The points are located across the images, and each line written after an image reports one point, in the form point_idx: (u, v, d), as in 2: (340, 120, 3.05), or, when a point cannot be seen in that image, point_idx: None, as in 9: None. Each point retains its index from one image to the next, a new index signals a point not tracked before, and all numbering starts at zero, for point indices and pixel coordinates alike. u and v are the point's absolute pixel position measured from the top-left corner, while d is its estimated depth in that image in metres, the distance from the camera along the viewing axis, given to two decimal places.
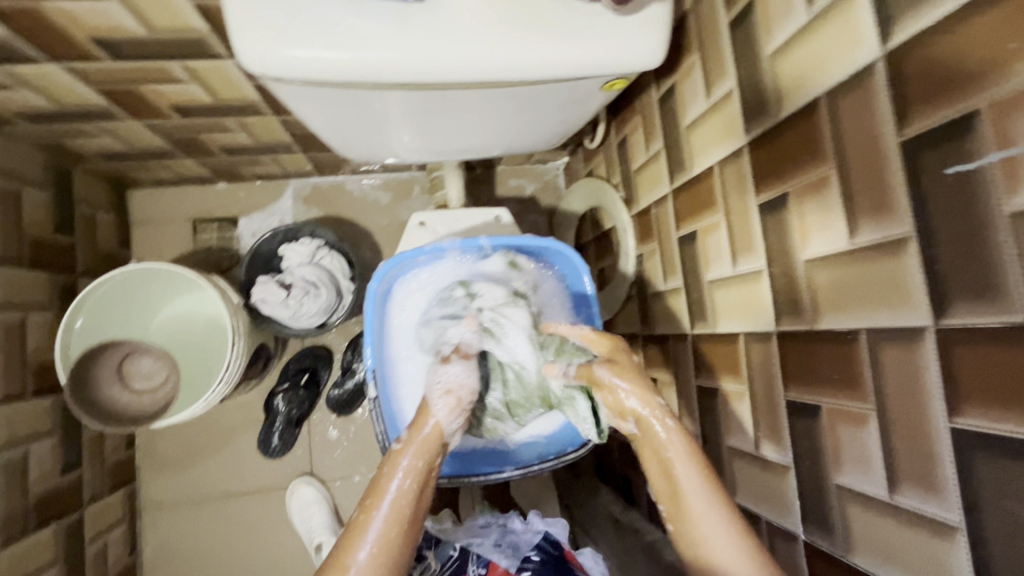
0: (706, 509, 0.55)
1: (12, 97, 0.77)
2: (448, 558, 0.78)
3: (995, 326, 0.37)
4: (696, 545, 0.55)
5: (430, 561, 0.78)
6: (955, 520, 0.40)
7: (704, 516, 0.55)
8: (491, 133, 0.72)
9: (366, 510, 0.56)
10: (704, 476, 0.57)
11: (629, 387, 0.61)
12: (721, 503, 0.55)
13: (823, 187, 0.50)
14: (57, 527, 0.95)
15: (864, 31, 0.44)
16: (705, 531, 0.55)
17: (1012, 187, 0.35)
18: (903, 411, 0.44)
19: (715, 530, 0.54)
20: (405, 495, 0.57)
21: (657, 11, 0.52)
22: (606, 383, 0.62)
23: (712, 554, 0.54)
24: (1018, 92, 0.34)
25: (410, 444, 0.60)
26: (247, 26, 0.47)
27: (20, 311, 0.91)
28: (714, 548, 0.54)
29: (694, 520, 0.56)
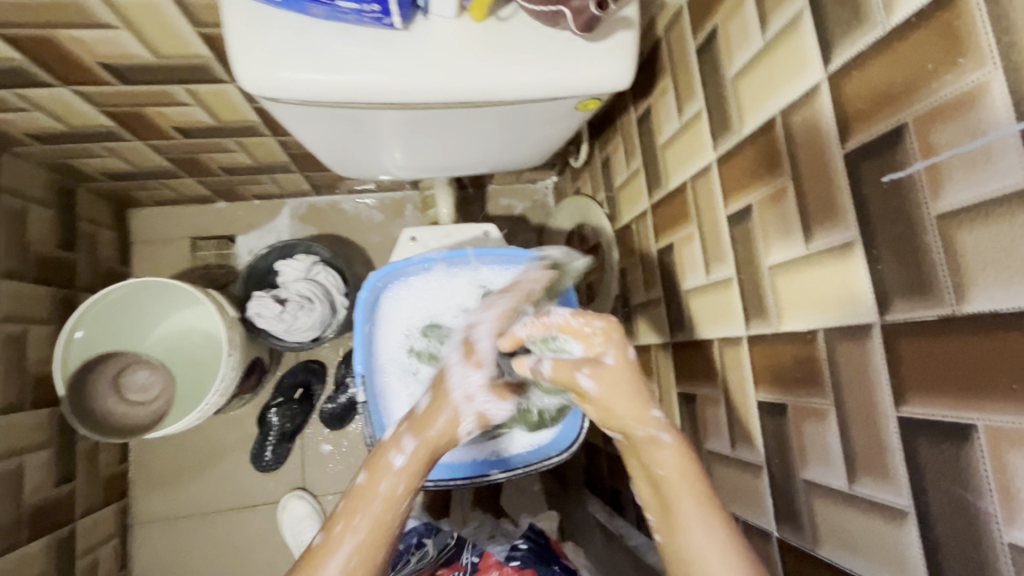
0: (707, 527, 0.50)
1: (23, 119, 0.82)
2: (445, 545, 0.79)
3: (929, 319, 0.40)
4: (681, 561, 0.51)
5: (428, 548, 0.79)
6: (904, 504, 0.43)
7: (695, 527, 0.50)
8: (476, 151, 0.76)
9: (349, 521, 0.53)
10: (700, 497, 0.51)
11: (619, 390, 0.55)
12: (712, 517, 0.50)
13: (781, 197, 0.54)
14: (48, 539, 0.95)
15: (810, 54, 0.49)
16: (696, 547, 0.50)
17: (936, 192, 0.38)
18: (857, 404, 0.47)
19: (708, 548, 0.49)
20: (391, 503, 0.54)
21: (625, 38, 0.57)
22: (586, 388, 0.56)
23: (702, 573, 0.50)
24: (937, 106, 0.38)
25: (405, 442, 0.58)
26: (248, 52, 0.51)
27: (22, 324, 0.93)
28: (705, 564, 0.49)
29: (686, 534, 0.51)
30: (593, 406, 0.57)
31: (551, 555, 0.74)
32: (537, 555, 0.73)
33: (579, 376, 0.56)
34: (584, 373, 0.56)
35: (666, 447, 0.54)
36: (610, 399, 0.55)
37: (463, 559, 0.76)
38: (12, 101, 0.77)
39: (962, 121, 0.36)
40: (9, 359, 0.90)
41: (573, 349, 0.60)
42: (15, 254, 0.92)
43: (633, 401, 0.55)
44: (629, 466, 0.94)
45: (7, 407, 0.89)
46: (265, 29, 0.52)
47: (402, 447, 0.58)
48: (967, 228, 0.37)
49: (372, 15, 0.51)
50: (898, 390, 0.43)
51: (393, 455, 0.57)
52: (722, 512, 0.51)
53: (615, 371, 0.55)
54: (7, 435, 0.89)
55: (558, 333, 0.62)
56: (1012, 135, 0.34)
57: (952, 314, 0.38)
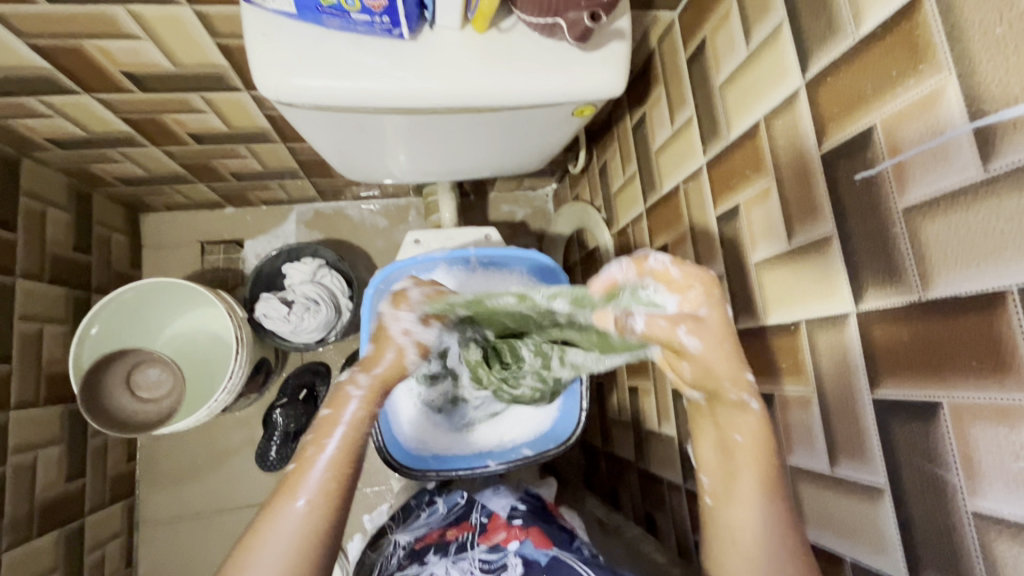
0: (763, 501, 0.52)
1: (47, 125, 0.86)
2: (455, 504, 0.81)
3: (898, 305, 0.43)
4: (731, 529, 0.54)
5: (438, 505, 0.83)
6: (881, 482, 0.45)
7: (754, 507, 0.52)
8: (478, 156, 0.79)
9: (319, 442, 0.53)
10: (763, 473, 0.53)
11: (712, 351, 0.52)
12: (775, 500, 0.52)
13: (765, 197, 0.57)
14: (58, 533, 0.97)
15: (790, 63, 0.52)
16: (750, 524, 0.52)
17: (902, 188, 0.42)
18: (837, 389, 0.49)
19: (755, 525, 0.52)
20: (359, 422, 0.55)
21: (618, 48, 0.61)
22: (685, 348, 0.51)
23: (744, 543, 0.52)
24: (901, 110, 0.41)
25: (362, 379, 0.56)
26: (266, 61, 0.55)
27: (38, 322, 0.96)
28: (754, 537, 0.52)
29: (739, 508, 0.53)
30: (689, 363, 0.53)
31: (549, 514, 0.77)
32: (535, 514, 0.74)
33: (677, 332, 0.51)
34: (682, 329, 0.51)
35: (752, 415, 0.53)
36: (710, 357, 0.52)
37: (472, 518, 0.75)
38: (37, 107, 0.81)
39: (923, 123, 0.40)
40: (25, 355, 0.93)
41: (667, 303, 0.53)
42: (33, 255, 0.95)
43: (731, 361, 0.52)
44: (627, 463, 0.96)
45: (22, 402, 0.92)
46: (283, 40, 0.55)
47: (358, 382, 0.56)
48: (929, 220, 0.40)
49: (383, 26, 0.55)
50: (873, 374, 0.45)
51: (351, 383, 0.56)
52: (780, 488, 0.52)
53: (710, 324, 0.52)
54: (22, 430, 0.92)
55: (649, 281, 0.53)
56: (965, 133, 0.37)
57: (919, 299, 0.41)
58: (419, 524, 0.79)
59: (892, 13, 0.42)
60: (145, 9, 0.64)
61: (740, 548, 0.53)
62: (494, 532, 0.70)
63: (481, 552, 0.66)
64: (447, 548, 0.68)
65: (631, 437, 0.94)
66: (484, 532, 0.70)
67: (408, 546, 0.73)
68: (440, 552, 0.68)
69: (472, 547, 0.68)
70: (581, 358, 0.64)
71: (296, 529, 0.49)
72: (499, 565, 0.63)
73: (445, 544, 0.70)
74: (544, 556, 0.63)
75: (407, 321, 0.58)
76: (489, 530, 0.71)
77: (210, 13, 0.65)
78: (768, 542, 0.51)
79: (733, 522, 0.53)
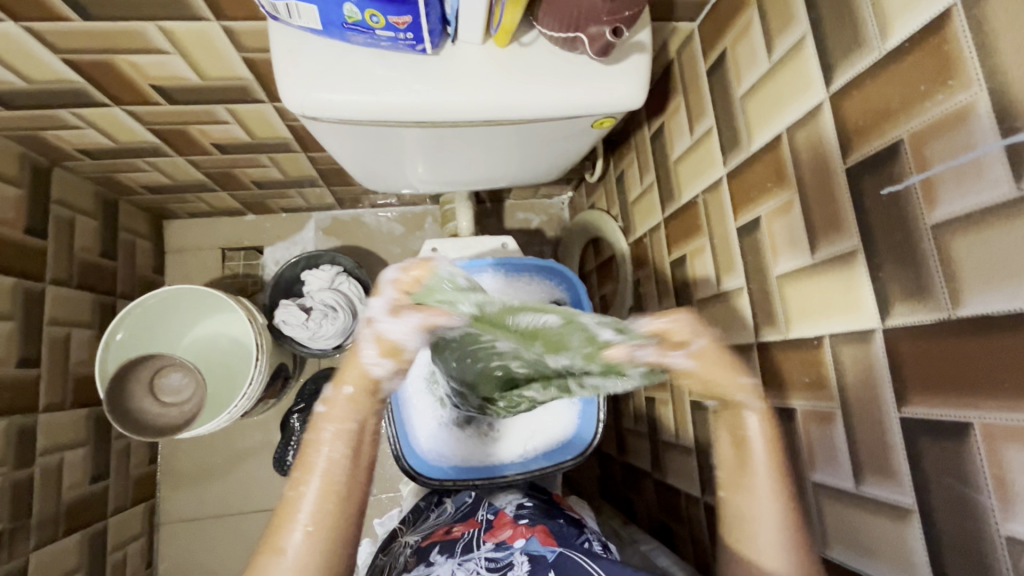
0: (770, 494, 0.54)
1: (78, 136, 0.88)
2: (463, 503, 0.81)
3: (927, 322, 0.42)
4: (739, 520, 0.55)
5: (447, 505, 0.83)
6: (909, 502, 0.45)
7: (759, 494, 0.54)
8: (497, 166, 0.80)
9: (296, 486, 0.52)
10: (772, 468, 0.55)
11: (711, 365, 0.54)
12: (781, 486, 0.54)
13: (787, 210, 0.57)
14: (82, 534, 0.99)
15: (813, 76, 0.52)
16: (757, 508, 0.54)
17: (930, 204, 0.41)
18: (862, 405, 0.49)
19: (767, 515, 0.54)
20: (335, 464, 0.53)
21: (638, 60, 0.61)
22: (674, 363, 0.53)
23: (756, 531, 0.54)
24: (929, 125, 0.41)
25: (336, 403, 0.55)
26: (291, 77, 0.56)
27: (66, 327, 0.99)
28: (760, 527, 0.54)
29: (748, 495, 0.55)
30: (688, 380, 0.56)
31: (556, 509, 0.76)
32: (542, 511, 0.73)
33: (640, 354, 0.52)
34: (675, 355, 0.53)
35: (753, 412, 0.56)
36: (706, 374, 0.54)
37: (479, 515, 0.75)
38: (69, 119, 0.83)
39: (952, 138, 0.39)
40: (53, 359, 0.96)
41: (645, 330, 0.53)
42: (62, 261, 0.98)
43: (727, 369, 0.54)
44: (643, 474, 0.95)
45: (51, 405, 0.94)
46: (309, 56, 0.56)
47: (325, 399, 0.55)
48: (959, 237, 0.39)
49: (406, 42, 0.55)
50: (901, 392, 0.45)
51: (319, 410, 0.55)
52: (785, 484, 0.54)
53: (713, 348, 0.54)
54: (50, 432, 0.94)
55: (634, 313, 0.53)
56: (996, 150, 0.36)
57: (949, 317, 0.40)
58: (427, 525, 0.79)
59: (919, 27, 0.42)
60: (175, 25, 0.66)
61: (746, 534, 0.54)
62: (500, 529, 0.69)
63: (487, 551, 0.65)
64: (453, 548, 0.67)
65: (648, 447, 0.93)
66: (490, 530, 0.69)
67: (415, 544, 0.74)
68: (447, 551, 0.67)
69: (478, 545, 0.67)
70: (603, 383, 0.57)
71: None
72: (505, 563, 0.61)
73: (451, 543, 0.69)
74: (550, 552, 0.61)
75: (381, 322, 0.54)
76: (495, 527, 0.70)
77: (238, 28, 0.67)
78: (777, 534, 0.53)
79: (739, 508, 0.55)
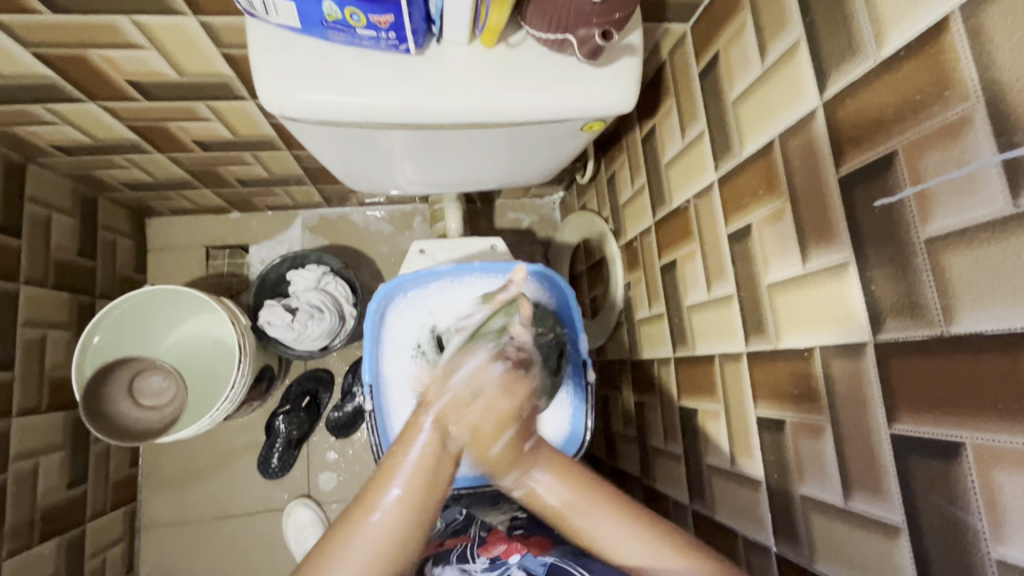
0: (613, 517, 0.58)
1: (53, 132, 0.85)
2: (454, 519, 0.79)
3: (919, 338, 0.41)
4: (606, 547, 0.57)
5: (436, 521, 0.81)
6: (898, 520, 0.44)
7: (598, 521, 0.58)
8: (485, 169, 0.78)
9: (395, 455, 0.58)
10: (616, 508, 0.58)
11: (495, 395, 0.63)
12: (606, 503, 0.59)
13: (779, 218, 0.56)
14: (58, 541, 0.97)
15: (806, 83, 0.51)
16: (598, 534, 0.58)
17: (924, 218, 0.40)
18: (851, 420, 0.48)
19: (630, 542, 0.56)
20: (429, 448, 0.58)
21: (629, 63, 0.59)
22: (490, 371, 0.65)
23: (629, 555, 0.56)
24: (924, 136, 0.40)
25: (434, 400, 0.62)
26: (269, 75, 0.54)
27: (41, 329, 0.96)
28: (620, 549, 0.57)
29: (581, 522, 0.59)
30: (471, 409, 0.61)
31: None
32: (537, 522, 0.73)
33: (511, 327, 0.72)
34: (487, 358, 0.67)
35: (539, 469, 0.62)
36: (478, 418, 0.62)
37: (471, 531, 0.73)
38: (42, 115, 0.80)
39: (947, 150, 0.38)
40: (28, 362, 0.93)
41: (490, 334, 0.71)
42: (38, 261, 0.95)
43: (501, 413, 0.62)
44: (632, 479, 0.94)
45: (25, 409, 0.92)
46: (288, 54, 0.54)
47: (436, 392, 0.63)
48: (952, 252, 0.38)
49: (389, 42, 0.54)
50: (891, 408, 0.44)
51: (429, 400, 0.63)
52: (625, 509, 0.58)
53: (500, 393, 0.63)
54: (24, 437, 0.91)
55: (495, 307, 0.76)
56: (993, 165, 0.35)
57: (941, 334, 0.40)
58: None
59: (915, 35, 0.40)
60: (150, 20, 0.63)
61: (615, 559, 0.57)
62: (494, 544, 0.67)
63: (482, 567, 0.63)
64: (447, 559, 0.65)
65: (637, 452, 0.93)
66: (483, 544, 0.67)
67: None
68: (440, 562, 0.65)
69: (472, 560, 0.65)
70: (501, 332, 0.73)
71: (370, 544, 0.52)
72: None
73: (444, 555, 0.66)
74: (543, 568, 0.59)
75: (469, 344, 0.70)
76: (488, 542, 0.68)
77: (216, 24, 0.64)
78: None
79: (590, 539, 0.58)
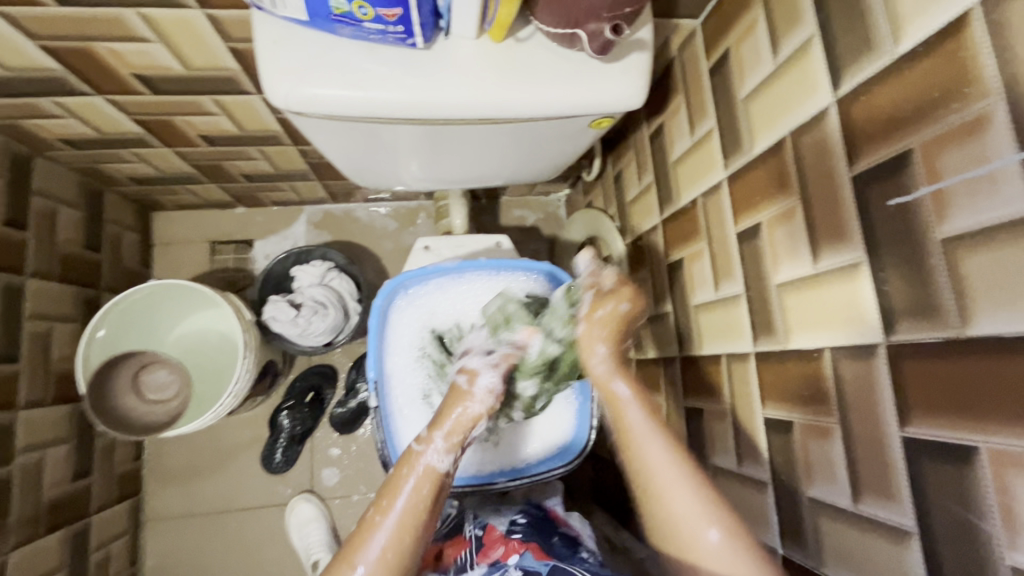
0: (699, 504, 0.57)
1: (59, 125, 0.85)
2: (448, 515, 0.81)
3: (934, 340, 0.40)
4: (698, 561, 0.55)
5: None
6: (909, 525, 0.43)
7: (650, 446, 0.60)
8: (491, 165, 0.78)
9: (381, 509, 0.59)
10: (700, 493, 0.57)
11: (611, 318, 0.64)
12: (658, 427, 0.61)
13: (790, 217, 0.55)
14: (63, 533, 0.97)
15: (819, 79, 0.50)
16: (650, 457, 0.60)
17: (941, 217, 0.39)
18: (861, 422, 0.47)
19: (718, 554, 0.54)
20: (418, 498, 0.60)
21: (639, 59, 0.59)
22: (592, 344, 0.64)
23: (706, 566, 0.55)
24: (943, 133, 0.39)
25: (432, 441, 0.62)
26: (276, 69, 0.54)
27: (47, 322, 0.96)
28: (705, 560, 0.55)
29: (642, 449, 0.61)
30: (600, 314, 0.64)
31: (551, 522, 0.76)
32: (536, 526, 0.73)
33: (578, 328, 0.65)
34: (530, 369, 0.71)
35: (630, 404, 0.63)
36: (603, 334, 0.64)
37: (467, 531, 0.74)
38: (49, 108, 0.80)
39: (967, 147, 0.37)
40: (34, 355, 0.93)
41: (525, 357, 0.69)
42: (44, 254, 0.95)
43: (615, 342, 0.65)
44: None
45: (31, 402, 0.92)
46: (296, 48, 0.54)
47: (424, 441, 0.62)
48: (970, 253, 0.38)
49: (396, 35, 0.53)
50: (903, 411, 0.43)
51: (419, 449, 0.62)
52: (711, 492, 0.58)
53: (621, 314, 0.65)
54: (30, 430, 0.92)
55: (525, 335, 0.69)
56: (1014, 163, 0.35)
57: (957, 336, 0.39)
58: None
59: (933, 32, 0.40)
60: (157, 12, 0.63)
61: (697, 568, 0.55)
62: (492, 547, 0.68)
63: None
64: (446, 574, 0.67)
65: None
66: (482, 549, 0.68)
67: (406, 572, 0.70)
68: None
69: (472, 569, 0.66)
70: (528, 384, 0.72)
71: None
72: None
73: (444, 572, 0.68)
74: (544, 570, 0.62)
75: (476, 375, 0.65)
76: (486, 546, 0.69)
77: (222, 17, 0.64)
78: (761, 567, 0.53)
79: (641, 466, 0.60)
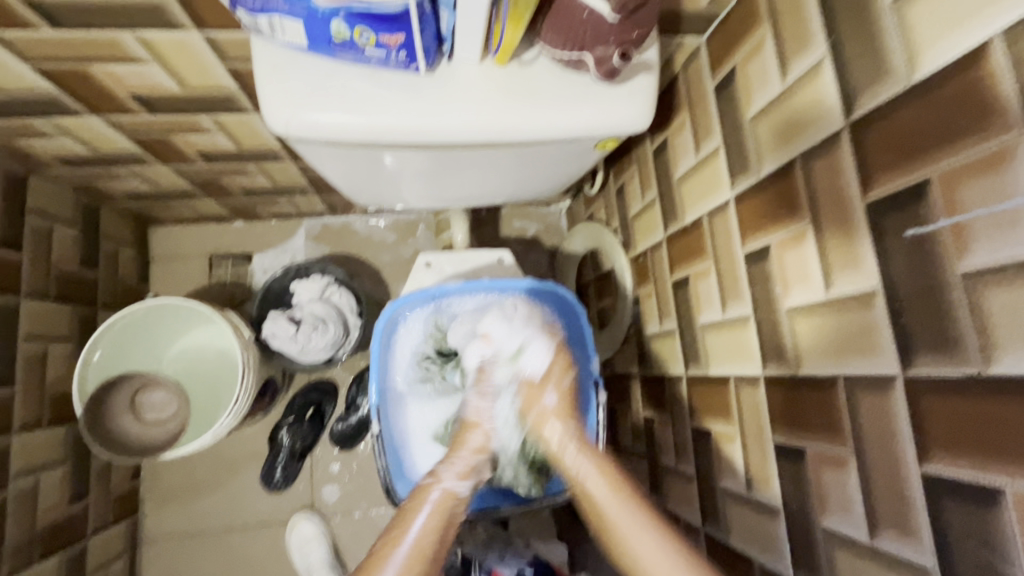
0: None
1: (54, 144, 0.84)
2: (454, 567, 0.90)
3: (955, 376, 0.39)
4: None
5: None
6: (929, 564, 0.42)
7: (631, 535, 0.58)
8: (494, 185, 0.76)
9: (395, 534, 0.60)
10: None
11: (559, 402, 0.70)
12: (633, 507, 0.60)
13: (801, 240, 0.54)
14: (59, 557, 0.96)
15: (830, 104, 0.49)
16: (638, 550, 0.57)
17: (961, 250, 0.38)
18: (878, 455, 0.46)
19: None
20: (435, 517, 0.63)
21: (646, 81, 0.58)
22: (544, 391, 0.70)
23: None
24: (963, 165, 0.38)
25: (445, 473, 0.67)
26: (274, 96, 0.53)
27: (42, 343, 0.95)
28: None
29: (622, 536, 0.58)
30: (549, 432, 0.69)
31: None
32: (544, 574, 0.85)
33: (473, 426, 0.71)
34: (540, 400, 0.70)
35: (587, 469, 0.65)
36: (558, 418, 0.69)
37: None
38: (44, 128, 0.79)
39: (988, 181, 0.37)
40: (29, 378, 0.92)
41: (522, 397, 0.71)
42: (39, 275, 0.94)
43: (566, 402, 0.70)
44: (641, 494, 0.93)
45: (26, 425, 0.91)
46: (295, 74, 0.53)
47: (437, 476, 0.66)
48: (992, 288, 0.37)
49: (399, 61, 0.52)
50: (922, 445, 0.42)
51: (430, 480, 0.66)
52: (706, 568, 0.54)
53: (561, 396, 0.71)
54: (25, 454, 0.90)
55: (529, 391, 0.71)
56: None
57: (980, 373, 0.38)
58: None
59: (954, 60, 0.39)
60: (153, 34, 0.61)
61: None
62: None
63: None
64: None
65: (647, 469, 0.91)
66: None
67: None
68: None
69: None
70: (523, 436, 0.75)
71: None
72: None
73: None
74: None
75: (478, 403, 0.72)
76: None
77: (220, 38, 0.63)
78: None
79: (624, 547, 0.58)
